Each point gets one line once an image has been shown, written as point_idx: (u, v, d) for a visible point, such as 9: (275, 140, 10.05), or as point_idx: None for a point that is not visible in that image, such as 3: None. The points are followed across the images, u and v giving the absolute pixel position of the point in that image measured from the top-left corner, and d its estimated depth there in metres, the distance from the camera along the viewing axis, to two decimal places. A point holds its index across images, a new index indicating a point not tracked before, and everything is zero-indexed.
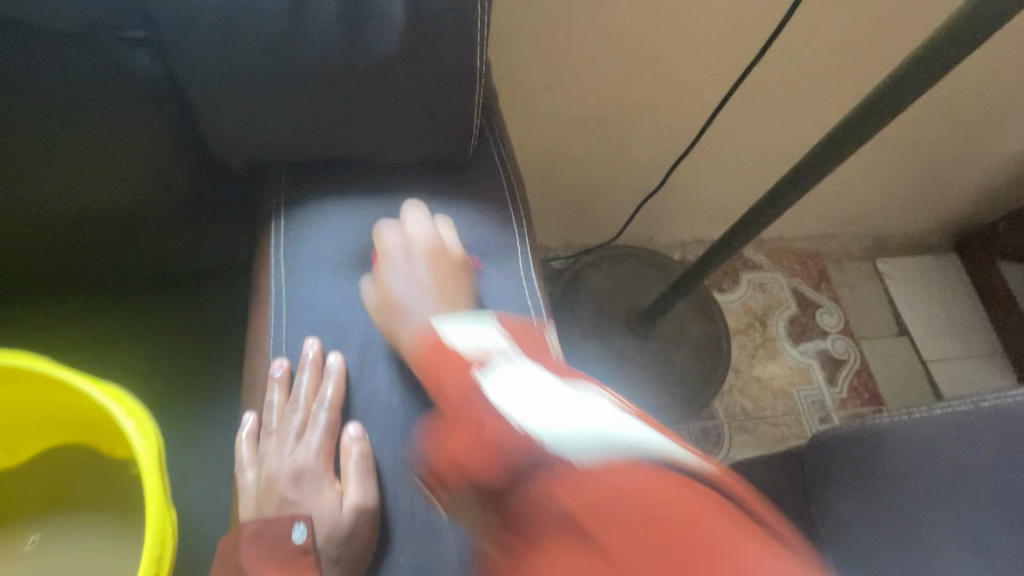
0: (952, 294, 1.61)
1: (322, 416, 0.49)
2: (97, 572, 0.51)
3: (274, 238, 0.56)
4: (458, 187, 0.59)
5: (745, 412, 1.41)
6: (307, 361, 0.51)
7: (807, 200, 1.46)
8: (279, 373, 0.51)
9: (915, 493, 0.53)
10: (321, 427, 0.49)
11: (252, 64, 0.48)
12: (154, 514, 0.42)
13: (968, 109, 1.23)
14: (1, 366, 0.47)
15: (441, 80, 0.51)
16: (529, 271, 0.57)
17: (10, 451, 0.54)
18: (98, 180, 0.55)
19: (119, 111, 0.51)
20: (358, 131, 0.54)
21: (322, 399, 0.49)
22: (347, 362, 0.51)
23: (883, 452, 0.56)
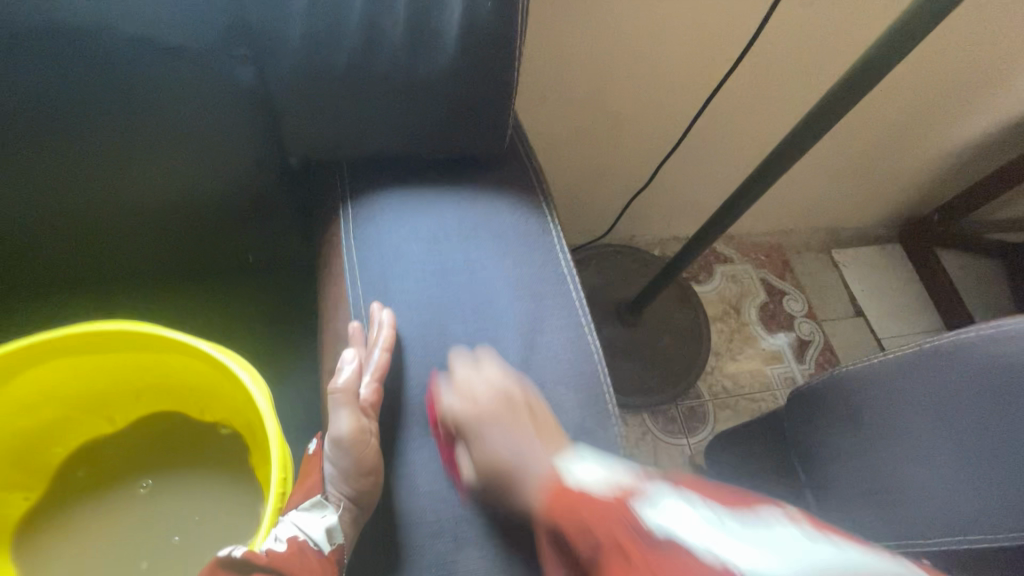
0: (899, 279, 1.80)
1: (374, 357, 0.56)
2: (196, 518, 0.57)
3: (344, 225, 0.65)
4: (493, 180, 0.69)
5: (726, 390, 1.54)
6: (375, 315, 0.59)
7: (770, 198, 1.62)
8: (353, 326, 0.59)
9: (884, 424, 0.66)
10: (373, 369, 0.55)
11: (333, 79, 0.58)
12: (276, 444, 0.51)
13: (902, 113, 1.41)
14: (118, 334, 0.53)
15: (487, 87, 0.62)
16: (561, 243, 0.67)
17: (111, 418, 0.61)
18: (187, 177, 0.64)
19: (216, 117, 0.60)
20: (412, 133, 0.64)
21: (375, 344, 0.57)
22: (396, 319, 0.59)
23: (854, 392, 0.69)
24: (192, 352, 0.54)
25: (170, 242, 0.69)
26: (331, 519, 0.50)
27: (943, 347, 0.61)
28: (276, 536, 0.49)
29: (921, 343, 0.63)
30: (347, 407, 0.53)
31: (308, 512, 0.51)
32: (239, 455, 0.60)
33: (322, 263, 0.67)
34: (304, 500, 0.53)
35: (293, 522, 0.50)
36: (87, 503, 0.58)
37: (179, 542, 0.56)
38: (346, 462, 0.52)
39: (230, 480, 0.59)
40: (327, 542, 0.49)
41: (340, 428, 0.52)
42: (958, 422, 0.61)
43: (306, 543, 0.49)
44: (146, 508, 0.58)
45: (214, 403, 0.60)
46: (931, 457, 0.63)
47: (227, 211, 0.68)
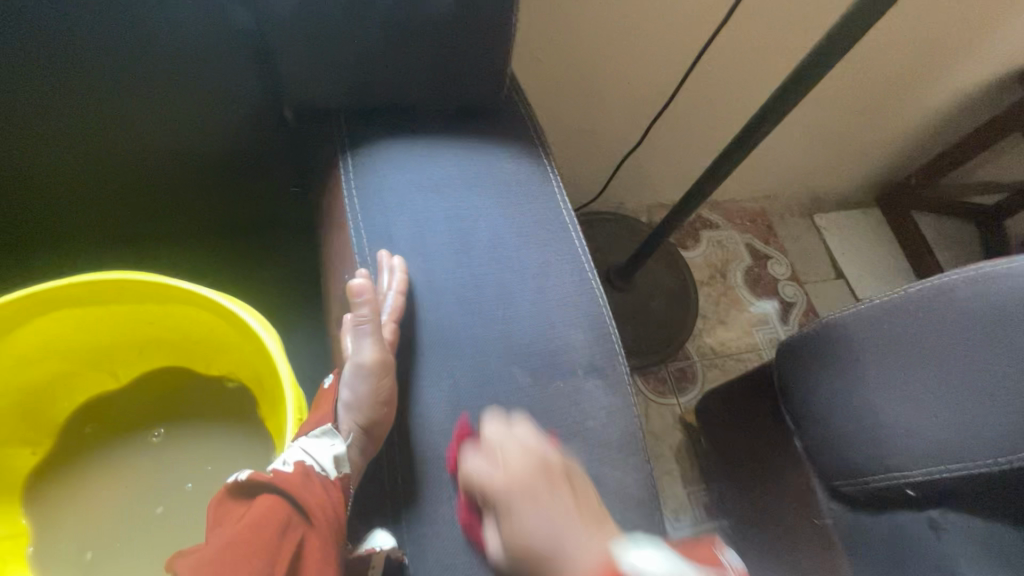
0: (878, 241, 1.84)
1: (390, 298, 0.57)
2: (208, 466, 0.59)
3: (345, 176, 0.64)
4: (492, 130, 0.69)
5: (713, 351, 1.59)
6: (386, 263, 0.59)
7: (755, 163, 1.64)
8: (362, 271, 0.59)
9: (879, 366, 0.68)
10: (390, 311, 0.56)
11: (332, 23, 0.56)
12: (291, 386, 0.52)
13: (885, 76, 1.43)
14: (123, 284, 0.54)
15: (484, 33, 0.60)
16: (561, 191, 0.67)
17: (116, 373, 0.62)
18: (182, 128, 0.63)
19: (211, 64, 0.59)
20: (410, 81, 0.63)
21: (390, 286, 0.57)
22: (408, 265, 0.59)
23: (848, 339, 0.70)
24: (197, 301, 0.55)
25: (167, 198, 0.69)
26: (338, 448, 0.51)
27: (929, 291, 0.63)
28: (284, 459, 0.49)
29: (906, 289, 0.65)
30: (371, 338, 0.54)
31: (317, 439, 0.51)
32: (246, 407, 0.61)
33: (325, 215, 0.67)
34: (314, 428, 0.53)
35: (301, 447, 0.50)
36: (100, 452, 0.59)
37: (195, 489, 0.58)
38: (363, 390, 0.53)
39: (240, 427, 0.61)
40: (334, 468, 0.50)
41: (362, 356, 0.54)
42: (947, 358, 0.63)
43: (313, 469, 0.49)
44: (156, 456, 0.60)
45: (221, 356, 0.61)
46: (915, 396, 0.65)
47: (222, 165, 0.68)
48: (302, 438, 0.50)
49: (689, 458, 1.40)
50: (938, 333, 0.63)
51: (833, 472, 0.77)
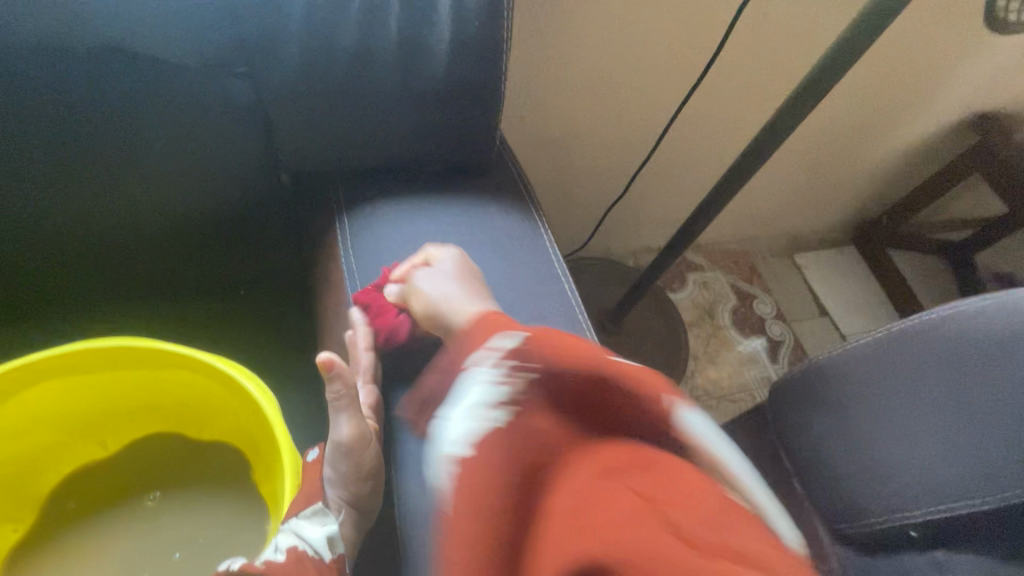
0: (856, 278, 1.90)
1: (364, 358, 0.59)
2: (198, 535, 0.57)
3: (342, 237, 0.66)
4: (483, 187, 0.72)
5: (706, 392, 1.59)
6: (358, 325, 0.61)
7: (734, 207, 1.70)
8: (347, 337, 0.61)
9: (866, 408, 0.70)
10: (365, 371, 0.58)
11: (331, 94, 0.60)
12: (286, 449, 0.51)
13: (850, 124, 1.51)
14: (120, 350, 0.53)
15: (476, 96, 0.64)
16: (553, 245, 0.70)
17: (103, 443, 0.60)
18: (182, 193, 0.64)
19: (214, 134, 0.61)
20: (405, 144, 0.66)
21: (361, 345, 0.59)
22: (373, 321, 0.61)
23: (837, 381, 0.73)
24: (192, 366, 0.54)
25: (164, 261, 0.69)
26: (332, 529, 0.50)
27: (913, 330, 0.67)
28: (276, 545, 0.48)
29: (887, 329, 0.69)
30: (348, 411, 0.51)
31: (309, 521, 0.50)
32: (239, 473, 0.60)
33: (321, 274, 0.68)
34: (303, 507, 0.51)
35: (293, 530, 0.49)
36: (83, 528, 0.57)
37: (180, 559, 0.56)
38: (347, 466, 0.51)
39: (232, 494, 0.59)
40: (328, 550, 0.49)
41: (342, 432, 0.51)
42: (946, 399, 0.64)
43: (306, 552, 0.48)
44: (141, 529, 0.57)
45: (215, 421, 0.60)
46: (905, 438, 0.67)
47: (218, 224, 0.69)
48: (294, 520, 0.49)
49: None
50: (930, 372, 0.65)
51: (836, 514, 0.76)
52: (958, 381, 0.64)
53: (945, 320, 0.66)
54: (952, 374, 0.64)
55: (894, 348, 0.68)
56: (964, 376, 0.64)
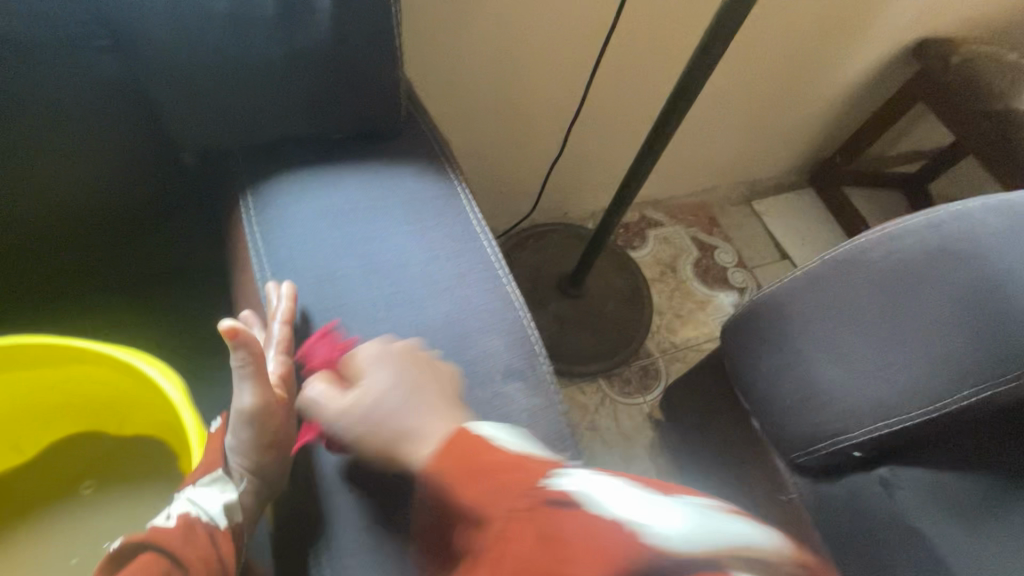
0: (815, 220, 1.91)
1: (276, 328, 0.55)
2: (128, 530, 0.57)
3: (247, 215, 0.64)
4: (395, 151, 0.70)
5: (674, 344, 1.60)
6: (274, 294, 0.58)
7: (687, 159, 1.69)
8: (245, 316, 0.59)
9: (806, 339, 0.73)
10: (277, 343, 0.55)
11: (211, 63, 0.57)
12: (194, 431, 0.49)
13: (795, 64, 1.49)
14: (17, 348, 0.51)
15: (373, 55, 0.61)
16: (472, 205, 0.68)
17: (19, 447, 0.59)
18: (72, 185, 0.61)
19: (96, 116, 0.58)
20: (305, 111, 0.64)
21: (274, 315, 0.56)
22: (294, 288, 0.58)
23: (777, 317, 0.76)
24: (94, 357, 0.53)
25: (69, 259, 0.66)
26: (232, 496, 0.48)
27: (841, 256, 0.71)
28: (166, 512, 0.45)
29: (822, 257, 0.71)
30: (252, 380, 0.48)
31: (207, 488, 0.47)
32: (168, 461, 0.59)
33: (232, 255, 0.65)
34: (201, 474, 0.48)
35: (188, 497, 0.47)
36: (8, 535, 0.55)
37: (110, 546, 0.56)
38: (245, 437, 0.49)
39: (164, 480, 0.59)
40: (225, 517, 0.47)
41: (243, 399, 0.48)
42: (878, 317, 0.67)
43: (199, 519, 0.45)
44: (74, 525, 0.57)
45: (132, 414, 0.59)
46: (846, 359, 0.69)
47: (120, 215, 0.66)
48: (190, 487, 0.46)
49: (666, 455, 1.39)
50: (863, 296, 0.69)
51: (790, 445, 0.77)
52: (890, 300, 0.67)
53: (871, 244, 0.69)
54: (882, 293, 0.68)
55: (824, 277, 0.71)
56: (894, 293, 0.67)
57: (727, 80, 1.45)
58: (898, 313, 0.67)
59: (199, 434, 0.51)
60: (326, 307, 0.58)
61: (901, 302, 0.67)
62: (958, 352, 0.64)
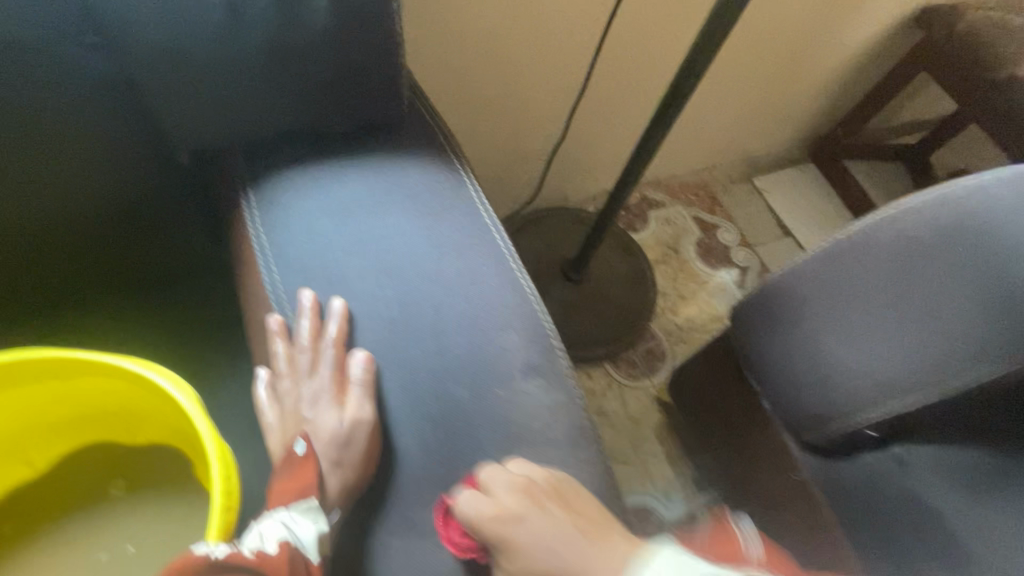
0: (817, 196, 1.89)
1: (330, 351, 0.56)
2: (152, 544, 0.55)
3: (248, 213, 0.62)
4: (401, 143, 0.68)
5: (679, 326, 1.59)
6: (307, 308, 0.57)
7: (687, 137, 1.66)
8: (277, 325, 0.57)
9: (823, 326, 0.72)
10: (332, 364, 0.56)
11: (204, 57, 0.54)
12: (212, 440, 0.47)
13: (796, 37, 1.46)
14: (21, 364, 0.50)
15: (373, 46, 0.59)
16: (481, 197, 0.67)
17: (31, 461, 0.58)
18: (66, 189, 0.59)
19: (85, 114, 0.55)
20: (306, 106, 0.62)
21: (327, 338, 0.56)
22: (348, 306, 0.58)
23: (793, 301, 0.75)
24: (103, 369, 0.52)
25: (66, 268, 0.64)
26: (323, 528, 0.47)
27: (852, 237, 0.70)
28: (264, 538, 0.44)
29: (833, 237, 0.71)
30: (369, 397, 0.55)
31: (302, 516, 0.47)
32: (187, 469, 0.58)
33: (235, 257, 0.64)
34: (296, 499, 0.49)
35: (282, 522, 0.46)
36: (33, 546, 0.55)
37: (137, 552, 0.55)
38: (353, 457, 0.52)
39: (182, 488, 0.58)
40: (316, 551, 0.46)
41: (363, 414, 0.54)
42: (898, 298, 0.66)
43: (295, 548, 0.44)
44: (98, 533, 0.56)
45: (144, 423, 0.58)
46: (863, 342, 0.69)
47: (116, 219, 0.64)
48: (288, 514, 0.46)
49: (674, 438, 1.39)
50: (880, 275, 0.67)
51: (800, 426, 0.78)
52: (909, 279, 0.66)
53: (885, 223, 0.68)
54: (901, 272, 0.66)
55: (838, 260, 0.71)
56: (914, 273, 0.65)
57: (729, 56, 1.42)
58: (919, 293, 0.65)
59: (216, 437, 0.48)
60: (350, 315, 0.58)
61: (920, 281, 0.65)
62: (969, 331, 0.63)
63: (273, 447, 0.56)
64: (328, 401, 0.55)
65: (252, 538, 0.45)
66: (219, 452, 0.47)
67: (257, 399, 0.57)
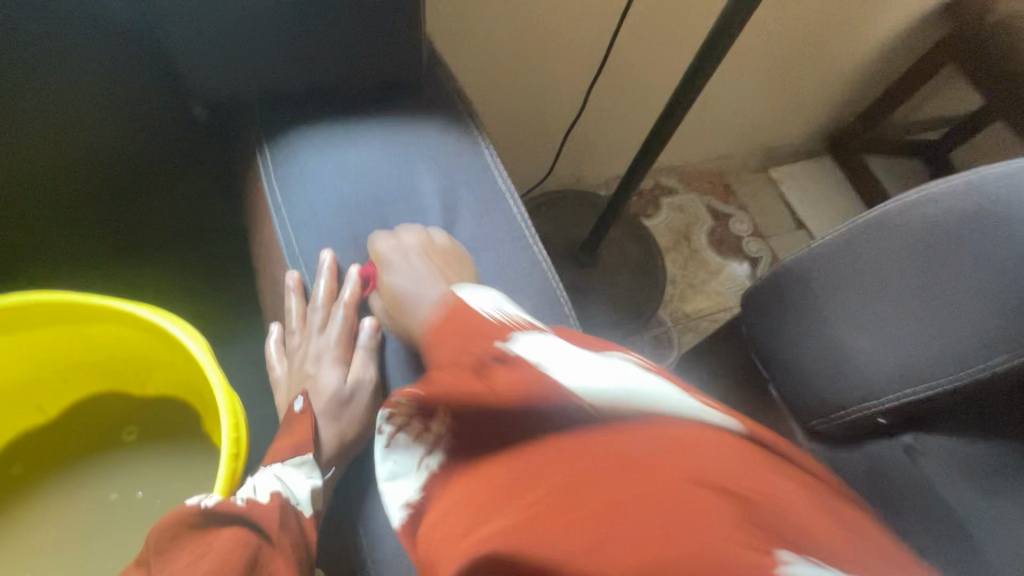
0: (833, 189, 1.86)
1: (340, 314, 0.56)
2: (159, 494, 0.56)
3: (262, 169, 0.61)
4: (417, 106, 0.67)
5: (686, 314, 1.58)
6: (324, 269, 0.57)
7: (704, 123, 1.64)
8: (293, 281, 0.57)
9: (840, 312, 0.69)
10: (342, 326, 0.56)
11: (221, 8, 0.53)
12: (221, 390, 0.47)
13: (822, 24, 1.42)
14: (32, 309, 0.50)
15: (393, 3, 0.57)
16: (496, 163, 0.66)
17: (41, 408, 0.58)
18: (80, 140, 0.59)
19: (100, 64, 0.55)
20: (322, 62, 0.60)
21: (339, 301, 0.57)
22: (362, 271, 0.57)
23: (808, 283, 0.72)
24: (114, 317, 0.52)
25: (80, 220, 0.64)
26: (317, 483, 0.47)
27: (874, 219, 0.67)
28: (258, 487, 0.44)
29: (856, 220, 0.69)
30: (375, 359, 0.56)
31: (294, 469, 0.47)
32: (195, 420, 0.59)
33: (249, 215, 0.64)
34: (292, 454, 0.48)
35: (274, 475, 0.46)
36: (45, 488, 0.57)
37: (144, 497, 0.57)
38: (354, 415, 0.53)
39: (190, 438, 0.59)
40: (310, 504, 0.46)
41: (367, 375, 0.55)
42: (918, 284, 0.64)
43: (289, 500, 0.44)
44: (110, 476, 0.57)
45: (154, 374, 0.59)
46: (877, 328, 0.67)
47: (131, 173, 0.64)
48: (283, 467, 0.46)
49: None
50: (902, 259, 0.65)
51: (807, 412, 0.78)
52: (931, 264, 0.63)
53: (910, 205, 0.66)
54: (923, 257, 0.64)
55: (856, 242, 0.68)
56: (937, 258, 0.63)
57: (753, 40, 1.39)
58: (941, 280, 0.63)
59: (227, 390, 0.48)
60: (365, 279, 0.58)
61: (943, 267, 0.63)
62: (984, 320, 0.62)
63: (279, 399, 0.57)
64: (331, 360, 0.55)
65: (243, 489, 0.44)
66: (230, 403, 0.47)
67: (271, 354, 0.59)
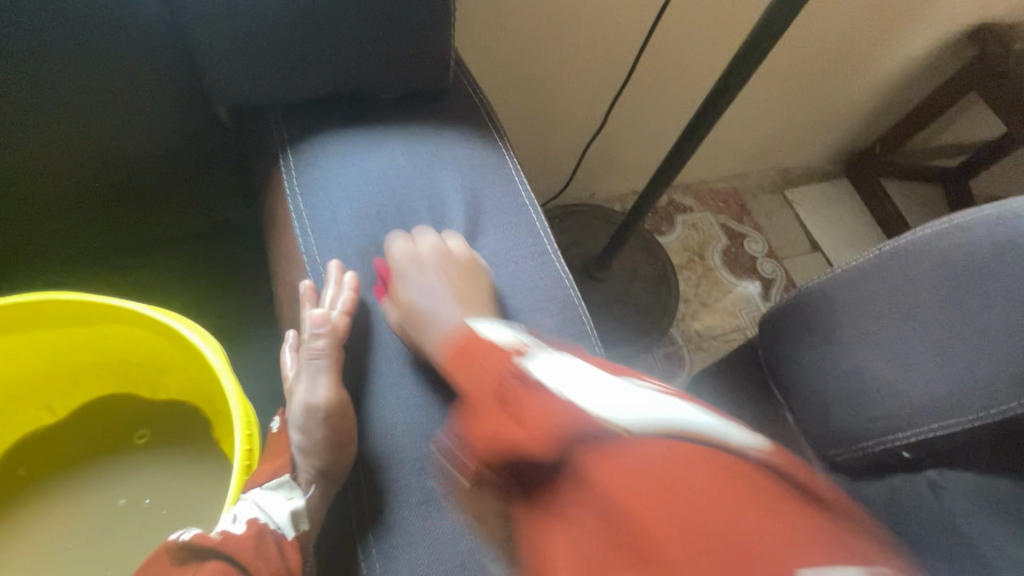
0: (849, 212, 1.84)
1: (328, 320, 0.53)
2: (164, 503, 0.55)
3: (285, 174, 0.61)
4: (444, 116, 0.66)
5: (697, 333, 1.56)
6: (334, 275, 0.56)
7: (722, 142, 1.63)
8: (306, 288, 0.55)
9: (862, 340, 0.68)
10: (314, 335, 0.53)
11: (250, 12, 0.53)
12: (237, 400, 0.46)
13: (843, 47, 1.42)
14: (44, 310, 0.50)
15: (421, 12, 0.57)
16: (522, 177, 0.65)
17: (50, 407, 0.58)
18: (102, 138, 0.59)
19: (125, 65, 0.55)
20: (348, 69, 0.60)
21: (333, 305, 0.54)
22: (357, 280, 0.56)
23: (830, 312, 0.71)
24: (129, 319, 0.51)
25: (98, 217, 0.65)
26: (298, 503, 0.46)
27: (902, 246, 0.65)
28: (235, 515, 0.44)
29: (882, 247, 0.67)
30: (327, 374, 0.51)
31: (273, 492, 0.47)
32: (206, 427, 0.58)
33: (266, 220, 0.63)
34: (270, 477, 0.48)
35: (255, 501, 0.46)
36: (47, 489, 0.56)
37: (151, 504, 0.55)
38: (319, 435, 0.49)
39: (199, 444, 0.58)
40: (291, 525, 0.45)
41: (318, 395, 0.50)
42: (948, 314, 0.62)
43: (266, 524, 0.44)
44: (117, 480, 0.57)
45: (166, 378, 0.58)
46: (902, 358, 0.65)
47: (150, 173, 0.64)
48: (259, 491, 0.46)
49: None
50: (930, 287, 0.63)
51: (825, 441, 0.74)
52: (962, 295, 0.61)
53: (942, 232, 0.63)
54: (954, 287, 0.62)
55: (883, 269, 0.66)
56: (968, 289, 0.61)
57: (774, 61, 1.38)
58: (973, 311, 0.61)
59: (241, 400, 0.47)
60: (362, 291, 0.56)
61: (975, 297, 0.60)
62: None
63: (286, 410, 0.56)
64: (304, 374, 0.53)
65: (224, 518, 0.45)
66: (247, 415, 0.46)
67: (285, 361, 0.57)
